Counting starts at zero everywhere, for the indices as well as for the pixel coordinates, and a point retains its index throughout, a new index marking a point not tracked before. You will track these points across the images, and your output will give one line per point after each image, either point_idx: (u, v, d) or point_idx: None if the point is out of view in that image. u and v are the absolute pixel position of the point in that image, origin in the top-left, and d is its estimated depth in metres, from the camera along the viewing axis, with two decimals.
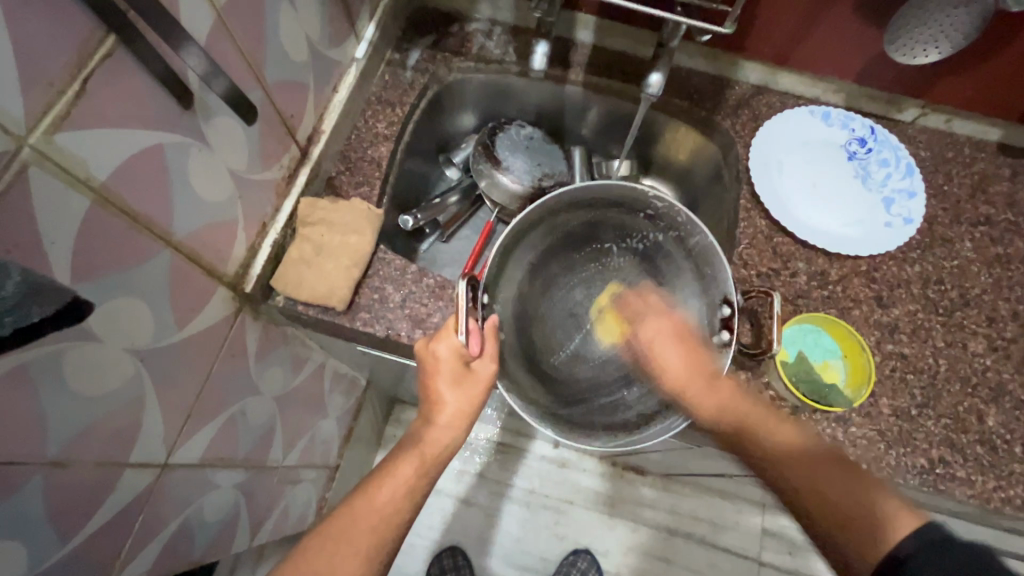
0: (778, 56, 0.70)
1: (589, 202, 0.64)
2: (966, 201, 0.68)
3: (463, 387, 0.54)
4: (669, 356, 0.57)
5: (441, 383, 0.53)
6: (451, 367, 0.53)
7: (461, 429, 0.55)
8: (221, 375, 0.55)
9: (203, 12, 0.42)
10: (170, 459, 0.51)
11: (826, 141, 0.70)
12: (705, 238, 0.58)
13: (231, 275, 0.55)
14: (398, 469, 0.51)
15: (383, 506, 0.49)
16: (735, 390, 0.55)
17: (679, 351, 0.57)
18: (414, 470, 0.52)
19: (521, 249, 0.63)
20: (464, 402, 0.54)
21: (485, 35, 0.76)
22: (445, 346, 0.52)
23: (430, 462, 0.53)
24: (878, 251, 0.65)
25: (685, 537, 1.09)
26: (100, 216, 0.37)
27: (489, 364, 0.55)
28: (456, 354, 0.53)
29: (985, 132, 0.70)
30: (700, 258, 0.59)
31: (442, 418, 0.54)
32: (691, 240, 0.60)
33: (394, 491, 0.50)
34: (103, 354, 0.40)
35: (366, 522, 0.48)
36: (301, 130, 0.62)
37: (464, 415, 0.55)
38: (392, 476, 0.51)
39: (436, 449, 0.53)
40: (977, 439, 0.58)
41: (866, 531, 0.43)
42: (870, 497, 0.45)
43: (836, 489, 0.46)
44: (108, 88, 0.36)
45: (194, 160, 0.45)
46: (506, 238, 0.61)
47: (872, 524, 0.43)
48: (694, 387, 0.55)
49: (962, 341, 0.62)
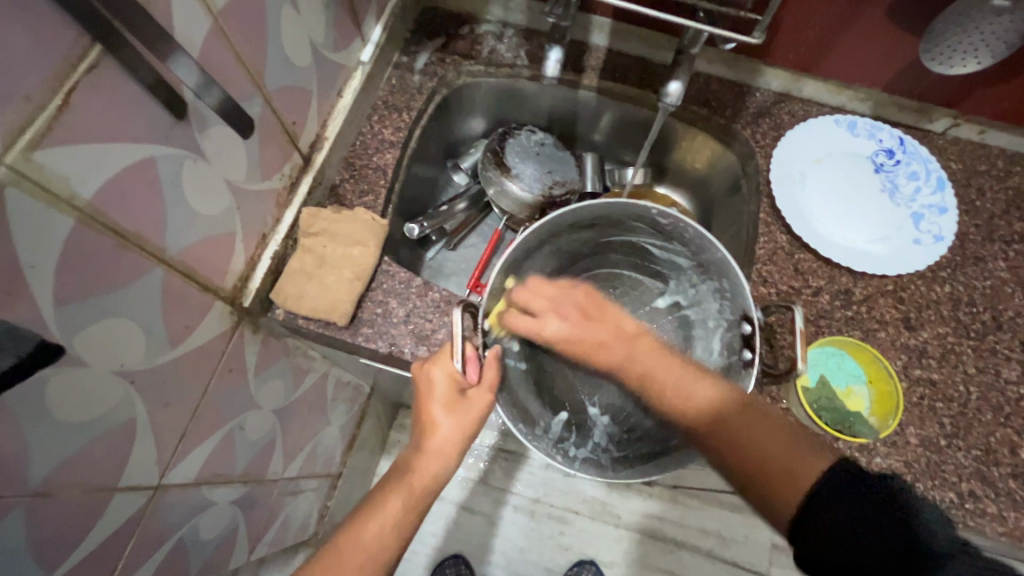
0: (803, 63, 0.67)
1: (592, 221, 0.61)
2: (1000, 218, 0.64)
3: (458, 414, 0.52)
4: (580, 330, 0.54)
5: (436, 407, 0.51)
6: (445, 391, 0.51)
7: (451, 459, 0.52)
8: (218, 394, 0.53)
9: (197, 18, 0.40)
10: (163, 481, 0.49)
11: (852, 151, 0.67)
12: (721, 255, 0.54)
13: (229, 289, 0.53)
14: (386, 503, 0.50)
15: (370, 543, 0.47)
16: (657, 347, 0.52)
17: (593, 318, 0.54)
18: (402, 503, 0.49)
19: (524, 273, 0.61)
20: (459, 429, 0.52)
21: (496, 37, 0.72)
22: (440, 370, 0.51)
23: (419, 495, 0.50)
24: (906, 269, 0.61)
25: (692, 550, 1.07)
26: (86, 235, 0.35)
27: (485, 394, 0.53)
28: (452, 379, 0.51)
29: (1019, 144, 0.66)
30: (716, 272, 0.57)
31: (432, 445, 0.51)
32: (703, 256, 0.58)
33: (382, 526, 0.48)
34: (90, 377, 0.38)
35: (352, 561, 0.46)
36: (303, 137, 0.60)
37: (456, 445, 0.52)
38: (380, 510, 0.49)
39: (425, 481, 0.51)
40: (1010, 472, 0.55)
41: (783, 477, 0.41)
42: (783, 454, 0.42)
43: (766, 445, 0.43)
44: (94, 101, 0.33)
45: (188, 173, 0.43)
46: (507, 261, 0.57)
47: (783, 478, 0.41)
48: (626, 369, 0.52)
49: (994, 367, 0.59)
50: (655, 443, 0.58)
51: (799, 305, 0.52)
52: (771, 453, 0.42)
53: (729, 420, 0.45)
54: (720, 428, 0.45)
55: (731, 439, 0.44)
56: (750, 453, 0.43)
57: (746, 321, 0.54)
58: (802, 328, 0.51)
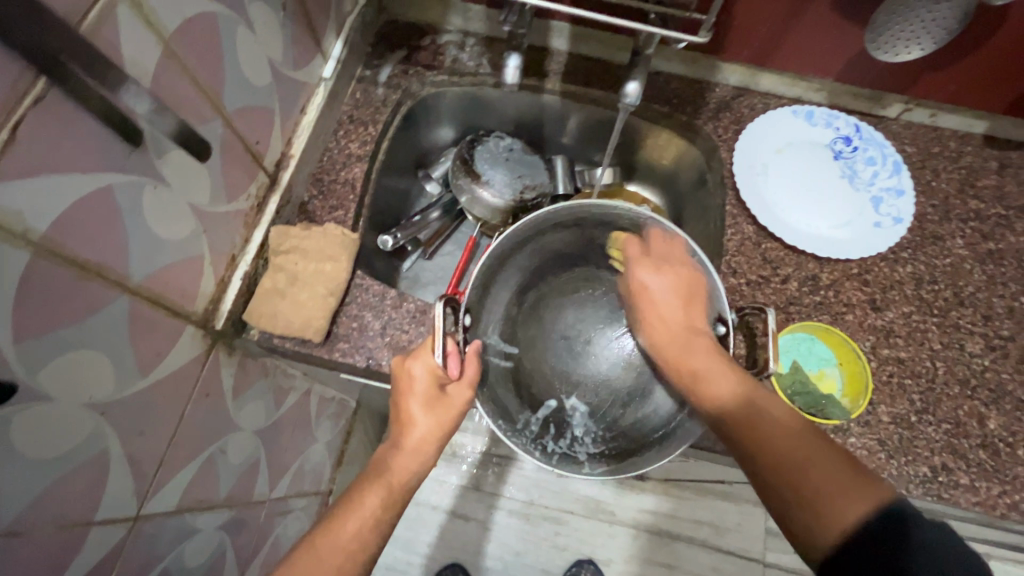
0: (757, 57, 0.68)
1: (577, 221, 0.63)
2: (955, 197, 0.66)
3: (437, 411, 0.52)
4: (664, 294, 0.57)
5: (414, 403, 0.52)
6: (425, 388, 0.52)
7: (429, 456, 0.53)
8: (195, 419, 0.53)
9: (148, 45, 0.39)
10: (142, 511, 0.48)
11: (810, 141, 0.69)
12: (699, 258, 0.58)
13: (200, 313, 0.53)
14: (363, 501, 0.49)
15: (349, 543, 0.46)
16: (714, 353, 0.52)
17: (682, 291, 0.56)
18: (380, 501, 0.49)
19: (506, 273, 0.62)
20: (437, 426, 0.52)
21: (458, 47, 0.73)
22: (421, 366, 0.52)
23: (397, 492, 0.50)
24: (869, 252, 0.63)
25: (686, 541, 1.07)
26: (43, 268, 0.35)
27: (465, 390, 0.53)
28: (431, 375, 0.52)
29: (970, 125, 0.69)
30: (696, 277, 0.58)
31: (409, 442, 0.52)
32: (684, 261, 0.60)
33: (360, 524, 0.47)
34: (57, 413, 0.38)
35: (330, 562, 0.45)
36: (268, 156, 0.60)
37: (433, 442, 0.52)
38: (357, 508, 0.48)
39: (404, 477, 0.51)
40: (979, 444, 0.57)
41: (827, 507, 0.39)
42: (838, 482, 0.40)
43: (824, 475, 0.41)
44: (44, 135, 0.33)
45: (148, 199, 0.43)
46: (491, 258, 0.60)
47: (829, 504, 0.39)
48: (673, 342, 0.55)
49: (959, 341, 0.61)
50: (632, 439, 0.59)
51: (769, 308, 0.53)
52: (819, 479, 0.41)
53: (762, 407, 0.47)
54: (776, 447, 0.44)
55: (780, 458, 0.43)
56: (787, 451, 0.43)
57: (719, 323, 0.56)
58: (773, 330, 0.51)
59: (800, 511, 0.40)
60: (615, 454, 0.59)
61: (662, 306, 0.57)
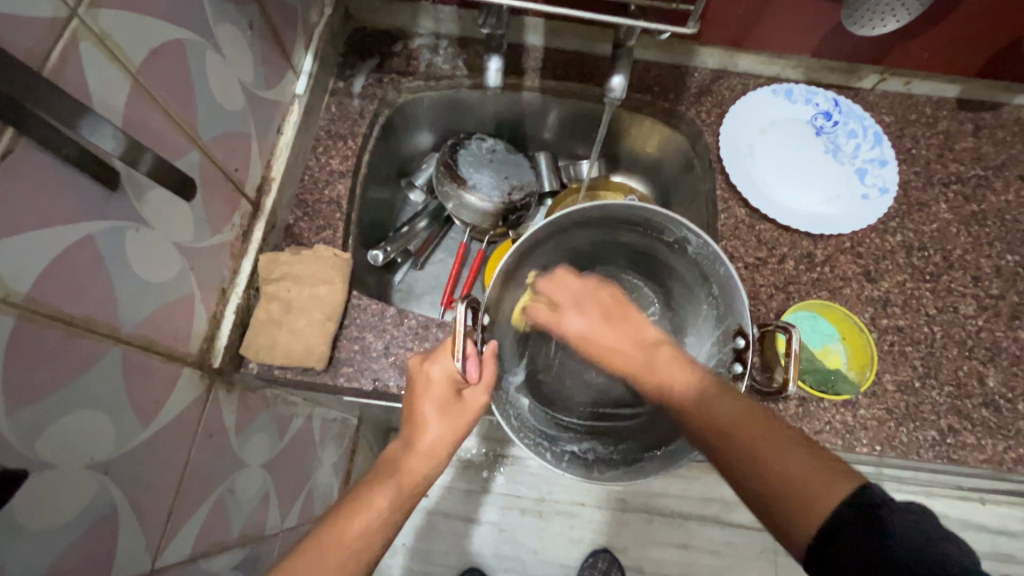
0: (733, 39, 0.68)
1: (602, 218, 0.59)
2: (935, 161, 0.68)
3: (451, 416, 0.51)
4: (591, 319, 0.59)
5: (429, 406, 0.51)
6: (441, 392, 0.51)
7: (441, 460, 0.51)
8: (200, 462, 0.51)
9: (114, 81, 0.37)
10: (158, 564, 0.46)
11: (792, 118, 0.69)
12: (726, 270, 0.54)
13: (196, 353, 0.50)
14: (373, 500, 0.47)
15: (353, 540, 0.44)
16: (675, 359, 0.53)
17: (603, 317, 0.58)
18: (389, 501, 0.47)
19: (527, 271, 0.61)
20: (450, 431, 0.51)
21: (431, 50, 0.71)
22: (440, 368, 0.51)
23: (407, 492, 0.48)
24: (859, 224, 0.64)
25: (698, 519, 1.08)
26: (30, 330, 0.33)
27: (481, 394, 0.52)
28: (450, 378, 0.51)
29: (943, 90, 0.70)
30: (723, 286, 0.56)
31: (422, 444, 0.50)
32: (713, 271, 0.56)
33: (368, 523, 0.45)
34: (59, 480, 0.36)
35: (334, 558, 0.43)
36: (249, 182, 0.57)
37: (446, 446, 0.51)
38: (366, 507, 0.46)
39: (414, 479, 0.49)
40: (981, 402, 0.58)
41: (801, 493, 0.38)
42: (813, 481, 0.38)
43: (786, 466, 0.40)
44: (16, 191, 0.31)
45: (132, 243, 0.40)
46: (512, 258, 0.55)
47: (806, 499, 0.38)
48: (631, 357, 0.55)
49: (953, 304, 0.62)
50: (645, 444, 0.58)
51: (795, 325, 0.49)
52: (793, 473, 0.39)
53: (710, 398, 0.47)
54: (742, 444, 0.43)
55: (747, 450, 0.42)
56: (750, 440, 0.42)
57: (740, 336, 0.52)
58: (797, 350, 0.48)
59: (773, 500, 0.40)
60: (613, 462, 0.57)
61: (591, 331, 0.58)
